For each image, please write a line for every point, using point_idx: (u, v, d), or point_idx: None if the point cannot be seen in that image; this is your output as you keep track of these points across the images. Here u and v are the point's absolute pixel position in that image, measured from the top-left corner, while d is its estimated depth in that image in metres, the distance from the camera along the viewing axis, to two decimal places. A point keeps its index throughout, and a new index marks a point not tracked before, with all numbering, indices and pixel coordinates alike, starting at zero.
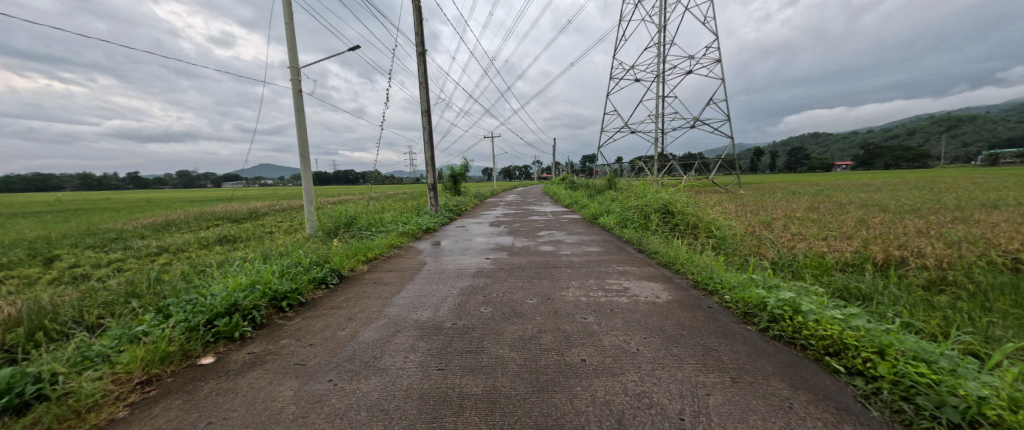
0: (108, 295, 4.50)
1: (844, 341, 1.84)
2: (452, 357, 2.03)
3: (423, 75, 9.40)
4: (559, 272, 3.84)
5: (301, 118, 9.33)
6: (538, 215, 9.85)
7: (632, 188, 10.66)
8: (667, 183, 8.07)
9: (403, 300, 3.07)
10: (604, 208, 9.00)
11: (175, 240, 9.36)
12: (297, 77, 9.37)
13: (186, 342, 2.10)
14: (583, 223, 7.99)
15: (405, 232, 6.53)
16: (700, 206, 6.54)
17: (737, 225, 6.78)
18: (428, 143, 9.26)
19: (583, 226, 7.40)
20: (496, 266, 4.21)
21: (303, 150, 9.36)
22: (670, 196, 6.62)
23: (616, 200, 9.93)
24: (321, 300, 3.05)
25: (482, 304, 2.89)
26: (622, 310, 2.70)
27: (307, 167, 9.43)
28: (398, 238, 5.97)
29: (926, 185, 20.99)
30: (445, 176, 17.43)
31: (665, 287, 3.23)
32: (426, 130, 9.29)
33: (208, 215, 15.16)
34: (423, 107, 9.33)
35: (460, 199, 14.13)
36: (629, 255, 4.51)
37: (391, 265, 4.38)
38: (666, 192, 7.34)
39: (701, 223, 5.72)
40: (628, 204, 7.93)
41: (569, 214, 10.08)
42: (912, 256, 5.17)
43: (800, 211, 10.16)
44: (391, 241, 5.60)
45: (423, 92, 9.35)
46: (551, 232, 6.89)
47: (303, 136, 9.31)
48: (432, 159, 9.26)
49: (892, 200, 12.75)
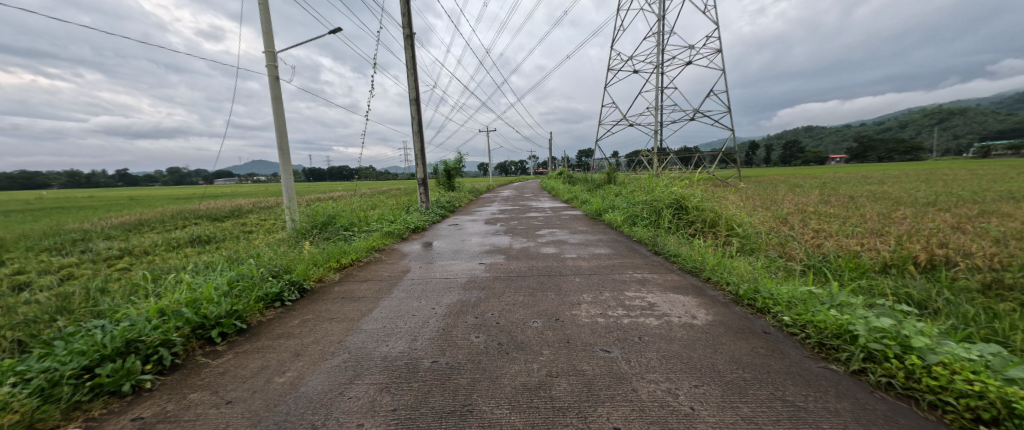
0: (32, 310, 3.79)
1: (1010, 404, 1.23)
2: (426, 425, 1.40)
3: (411, 61, 8.66)
4: (566, 283, 3.20)
5: (278, 108, 8.56)
6: (536, 212, 9.19)
7: (636, 182, 10.04)
8: (676, 175, 7.46)
9: (374, 323, 2.42)
10: (608, 204, 8.38)
11: (142, 241, 8.58)
12: (273, 62, 8.60)
13: (42, 406, 1.45)
14: (586, 220, 7.37)
15: (391, 232, 5.88)
16: (716, 201, 5.97)
17: (755, 222, 6.22)
18: (417, 134, 8.56)
19: (587, 224, 6.80)
20: (491, 273, 3.56)
21: (281, 143, 8.62)
22: (682, 190, 6.03)
23: (620, 195, 9.31)
24: (268, 325, 2.39)
25: (473, 330, 2.26)
26: (655, 338, 2.07)
27: (287, 161, 8.70)
28: (382, 240, 5.32)
29: (926, 177, 20.71)
30: (438, 171, 16.70)
31: (699, 303, 2.62)
32: (414, 119, 8.58)
33: (187, 213, 14.33)
34: (412, 94, 8.62)
35: (453, 195, 13.48)
36: (646, 260, 3.89)
37: (368, 273, 3.71)
38: (676, 186, 6.74)
39: (720, 220, 5.14)
40: (634, 199, 7.31)
41: (570, 210, 9.47)
42: (958, 255, 4.63)
43: (812, 205, 9.65)
44: (374, 243, 4.95)
45: (412, 79, 8.63)
46: (552, 230, 6.24)
47: (282, 128, 8.58)
48: (422, 152, 8.58)
49: (902, 193, 12.33)
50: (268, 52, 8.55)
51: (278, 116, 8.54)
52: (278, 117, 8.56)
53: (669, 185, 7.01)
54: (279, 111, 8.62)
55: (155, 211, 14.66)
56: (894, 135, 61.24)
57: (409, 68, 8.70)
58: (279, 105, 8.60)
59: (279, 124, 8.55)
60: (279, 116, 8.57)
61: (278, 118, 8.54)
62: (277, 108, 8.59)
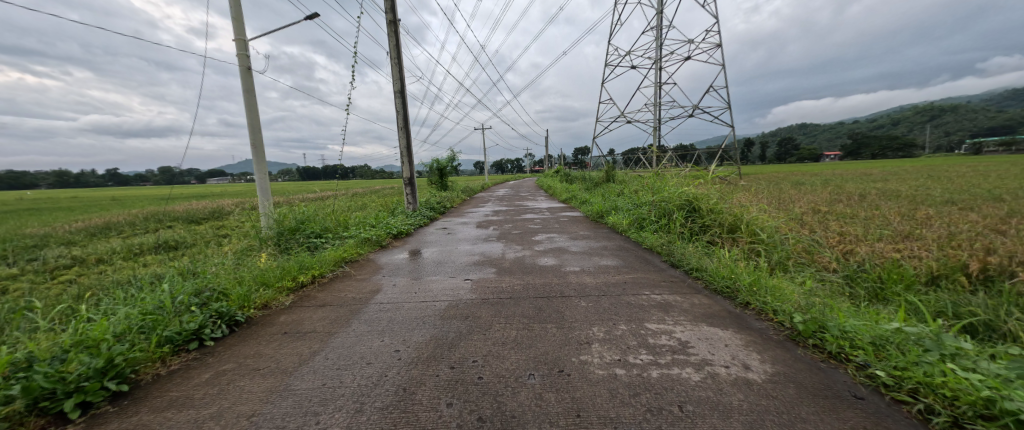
0: None
1: None
2: None
3: (395, 49, 7.97)
4: (570, 309, 2.58)
5: (250, 101, 7.85)
6: (532, 214, 8.56)
7: (638, 181, 9.45)
8: (684, 173, 6.86)
9: (311, 378, 1.76)
10: (609, 204, 7.77)
11: (102, 248, 7.83)
12: (244, 51, 7.87)
13: None
14: (586, 223, 6.76)
15: (369, 239, 5.22)
16: (731, 201, 5.39)
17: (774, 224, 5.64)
18: (402, 129, 7.88)
19: (587, 227, 6.20)
20: (478, 295, 2.93)
21: (254, 140, 7.90)
22: (694, 190, 5.44)
23: (622, 195, 8.70)
24: (162, 386, 1.71)
25: (446, 392, 1.62)
26: (703, 408, 1.44)
27: (261, 160, 7.99)
28: (356, 249, 4.66)
29: (928, 174, 20.36)
30: (430, 170, 16.02)
31: (746, 342, 2.00)
32: (399, 113, 7.89)
33: (163, 215, 13.53)
34: (396, 86, 7.93)
35: (445, 195, 12.84)
36: (663, 276, 3.27)
37: (329, 295, 3.05)
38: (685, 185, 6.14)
39: (739, 224, 4.56)
40: (639, 199, 6.72)
41: (568, 211, 8.87)
42: (1013, 262, 4.06)
43: (823, 204, 9.14)
44: (346, 254, 4.29)
45: (397, 69, 7.94)
46: (550, 236, 5.62)
47: (254, 123, 7.86)
48: (408, 149, 7.91)
49: (912, 190, 11.89)
50: (238, 39, 7.80)
51: (250, 110, 7.82)
52: (251, 111, 7.84)
53: (677, 185, 6.41)
54: (252, 105, 7.90)
55: (130, 214, 13.84)
56: (889, 131, 61.33)
57: (393, 57, 8.01)
58: (251, 98, 7.87)
59: (252, 119, 7.84)
60: (252, 110, 7.85)
61: (250, 112, 7.82)
62: (249, 101, 7.87)
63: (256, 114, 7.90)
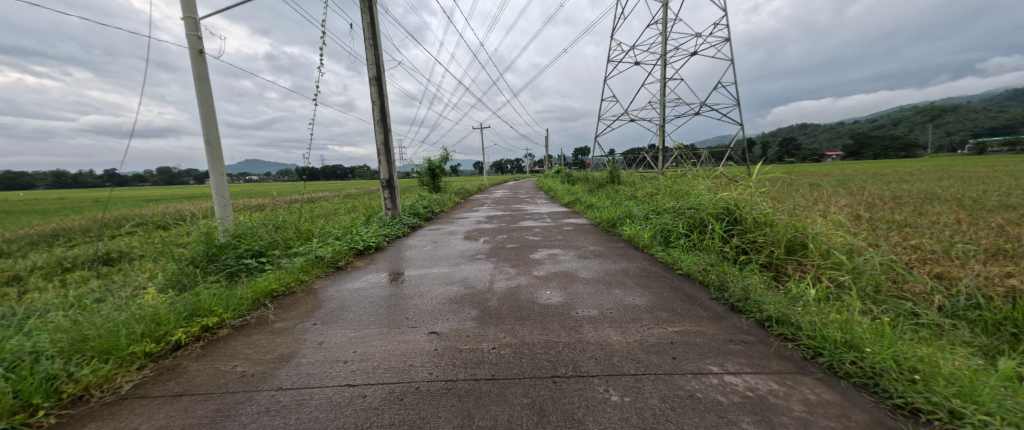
0: None
1: None
2: None
3: (370, 29, 6.85)
4: (592, 413, 1.46)
5: (203, 89, 6.77)
6: (532, 221, 7.44)
7: (652, 183, 8.34)
8: (710, 172, 5.75)
9: None
10: (621, 210, 6.65)
11: (31, 261, 6.72)
12: (196, 31, 6.78)
13: None
14: (595, 233, 5.67)
15: (322, 256, 4.11)
16: (782, 207, 4.26)
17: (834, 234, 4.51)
18: (379, 122, 6.78)
19: (596, 240, 5.11)
20: (441, 371, 1.81)
21: (208, 135, 6.82)
22: (734, 195, 4.33)
23: (634, 200, 7.57)
24: None
25: None
26: None
27: (217, 159, 6.91)
28: (298, 274, 3.53)
29: (946, 174, 19.36)
30: (422, 170, 14.94)
31: None
32: (376, 104, 6.79)
33: (130, 219, 12.41)
34: (372, 71, 6.84)
35: (436, 198, 11.75)
36: (726, 330, 2.16)
37: (205, 368, 1.91)
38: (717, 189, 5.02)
39: (803, 240, 3.45)
40: (659, 205, 5.63)
41: (572, 217, 7.76)
42: None
43: (862, 208, 8.03)
44: (277, 285, 3.15)
45: (372, 53, 6.83)
46: (552, 252, 4.50)
47: (209, 115, 6.79)
48: (386, 145, 6.81)
49: (946, 192, 10.87)
50: (186, 17, 6.69)
51: (203, 101, 6.73)
52: (204, 101, 6.75)
53: (705, 189, 5.28)
54: (206, 94, 6.81)
55: (96, 217, 12.73)
56: (894, 131, 60.39)
57: (368, 37, 6.92)
58: (204, 86, 6.78)
59: (205, 110, 6.75)
60: (205, 100, 6.77)
61: (202, 102, 6.73)
62: (202, 90, 6.78)
63: (211, 105, 6.83)
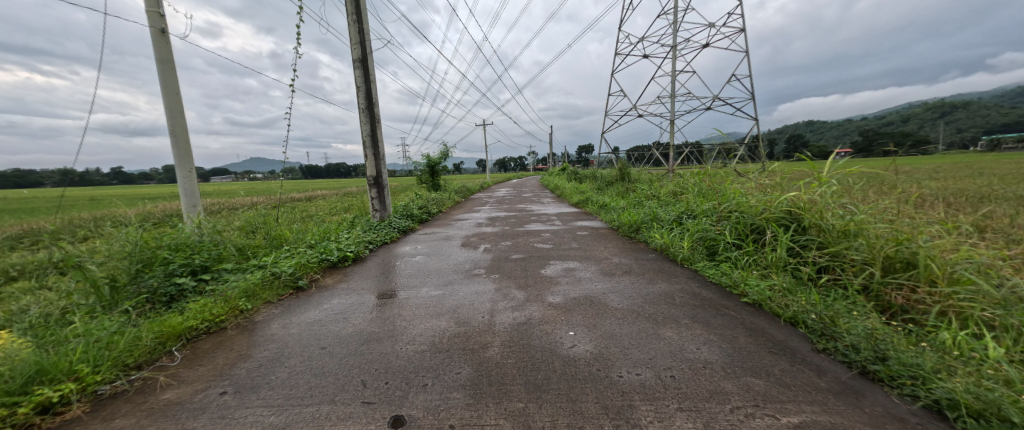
0: None
1: None
2: None
3: (353, 2, 5.95)
4: None
5: (167, 74, 5.98)
6: (539, 224, 6.54)
7: (675, 181, 7.38)
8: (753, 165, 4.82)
9: None
10: (644, 212, 5.74)
11: None
12: (157, 7, 5.94)
13: None
14: (615, 240, 4.81)
15: (279, 272, 3.25)
16: (883, 200, 3.19)
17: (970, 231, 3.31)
18: (364, 111, 5.92)
19: (618, 249, 4.25)
20: None
21: (174, 126, 6.05)
22: (801, 196, 3.41)
23: (656, 199, 6.63)
24: None
25: None
26: None
27: (184, 153, 6.11)
28: (237, 301, 2.68)
29: (977, 172, 18.16)
30: (421, 167, 14.11)
31: None
32: (360, 89, 5.92)
33: (112, 218, 11.72)
34: (356, 53, 5.95)
35: (436, 197, 10.91)
36: (882, 427, 1.28)
37: None
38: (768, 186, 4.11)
39: (915, 258, 2.53)
40: (694, 208, 4.73)
41: (584, 220, 6.88)
42: None
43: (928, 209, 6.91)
44: (195, 320, 2.30)
45: (356, 31, 5.94)
46: (567, 266, 3.65)
47: (175, 104, 6.01)
48: (372, 138, 5.96)
49: (997, 190, 9.80)
50: None
51: (166, 87, 5.92)
52: (168, 87, 5.97)
53: (751, 186, 4.36)
54: (171, 80, 6.01)
55: (79, 216, 12.06)
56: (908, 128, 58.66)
57: (352, 12, 6.02)
58: (168, 70, 5.98)
59: (169, 98, 5.97)
60: (170, 87, 5.99)
61: (166, 88, 5.94)
62: (165, 75, 5.97)
63: (176, 93, 6.03)
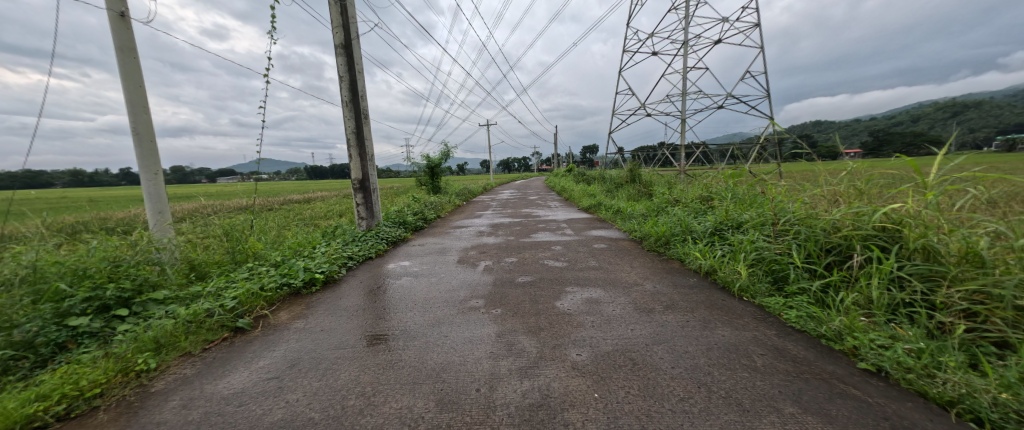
0: None
1: None
2: None
3: None
4: None
5: (128, 64, 5.27)
6: (547, 234, 5.73)
7: (702, 185, 6.51)
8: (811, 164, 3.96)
9: None
10: (670, 221, 4.95)
11: None
12: None
13: None
14: (639, 257, 4.04)
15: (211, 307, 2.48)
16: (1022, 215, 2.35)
17: None
18: (347, 105, 5.15)
19: (647, 270, 3.48)
20: None
21: (138, 123, 5.36)
22: (901, 209, 2.57)
23: (682, 206, 5.78)
24: None
25: None
26: None
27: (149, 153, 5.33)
28: (131, 360, 1.91)
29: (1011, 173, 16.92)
30: (421, 169, 13.39)
31: None
32: (343, 80, 5.15)
33: (95, 221, 11.10)
34: (337, 37, 5.11)
35: (435, 201, 10.15)
36: None
37: None
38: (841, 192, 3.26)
39: None
40: (737, 219, 3.92)
41: (598, 228, 6.10)
42: None
43: None
44: (44, 400, 1.53)
45: (338, 11, 5.13)
46: (587, 295, 2.88)
47: (137, 98, 5.30)
48: (357, 135, 5.21)
49: None
50: None
51: (127, 79, 5.23)
52: (130, 78, 5.27)
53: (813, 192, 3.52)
54: (133, 70, 5.30)
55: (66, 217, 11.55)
56: None
57: None
58: (129, 59, 5.28)
59: (132, 90, 5.27)
60: (132, 78, 5.28)
61: (127, 80, 5.24)
62: (127, 64, 5.28)
63: (138, 85, 5.32)
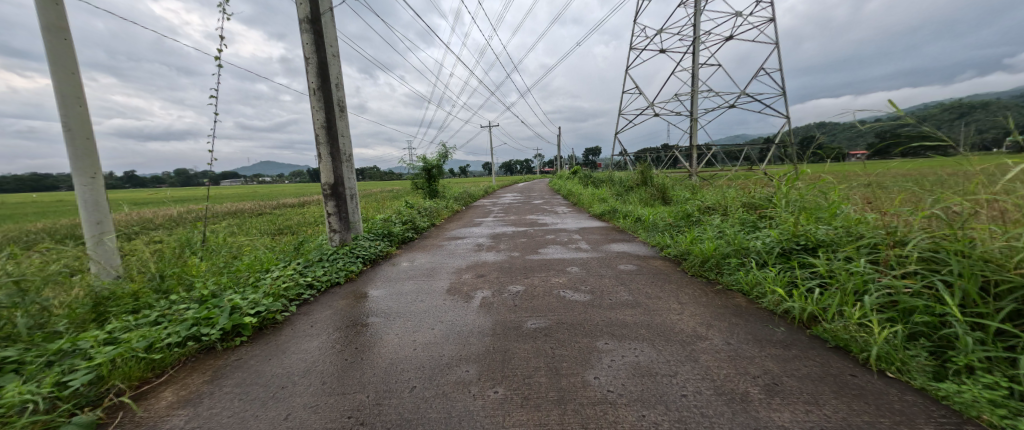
0: None
1: None
2: None
3: None
4: None
5: None
6: (557, 249, 4.76)
7: (738, 188, 5.52)
8: (918, 162, 2.96)
9: None
10: (713, 235, 3.97)
11: None
12: None
13: None
14: (683, 286, 3.07)
15: (34, 395, 1.53)
16: None
17: None
18: (315, 93, 4.21)
19: (704, 310, 2.51)
20: None
21: None
22: None
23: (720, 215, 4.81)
24: None
25: None
26: None
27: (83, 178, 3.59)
28: None
29: None
30: (416, 171, 12.46)
31: None
32: (310, 63, 4.22)
33: (59, 227, 10.16)
34: (302, 11, 4.16)
35: (429, 206, 9.20)
36: None
37: None
38: (993, 200, 2.26)
39: None
40: (816, 238, 2.94)
41: (618, 241, 5.13)
42: None
43: None
44: None
45: None
46: (629, 358, 1.93)
47: None
48: (326, 131, 4.27)
49: None
50: None
51: None
52: None
53: (939, 201, 2.53)
54: None
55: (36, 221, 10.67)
56: None
57: None
58: None
59: None
60: None
61: None
62: None
63: None
